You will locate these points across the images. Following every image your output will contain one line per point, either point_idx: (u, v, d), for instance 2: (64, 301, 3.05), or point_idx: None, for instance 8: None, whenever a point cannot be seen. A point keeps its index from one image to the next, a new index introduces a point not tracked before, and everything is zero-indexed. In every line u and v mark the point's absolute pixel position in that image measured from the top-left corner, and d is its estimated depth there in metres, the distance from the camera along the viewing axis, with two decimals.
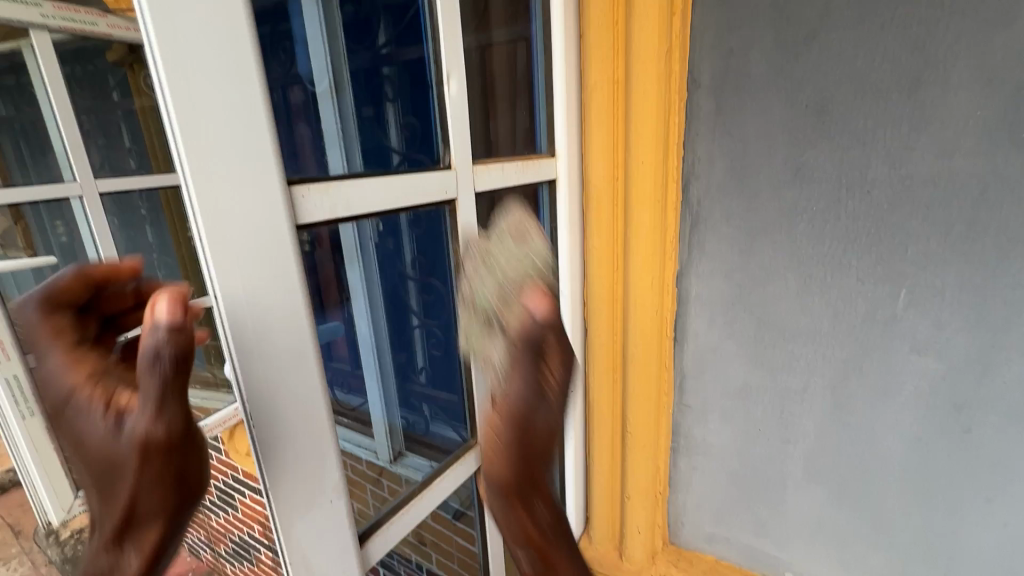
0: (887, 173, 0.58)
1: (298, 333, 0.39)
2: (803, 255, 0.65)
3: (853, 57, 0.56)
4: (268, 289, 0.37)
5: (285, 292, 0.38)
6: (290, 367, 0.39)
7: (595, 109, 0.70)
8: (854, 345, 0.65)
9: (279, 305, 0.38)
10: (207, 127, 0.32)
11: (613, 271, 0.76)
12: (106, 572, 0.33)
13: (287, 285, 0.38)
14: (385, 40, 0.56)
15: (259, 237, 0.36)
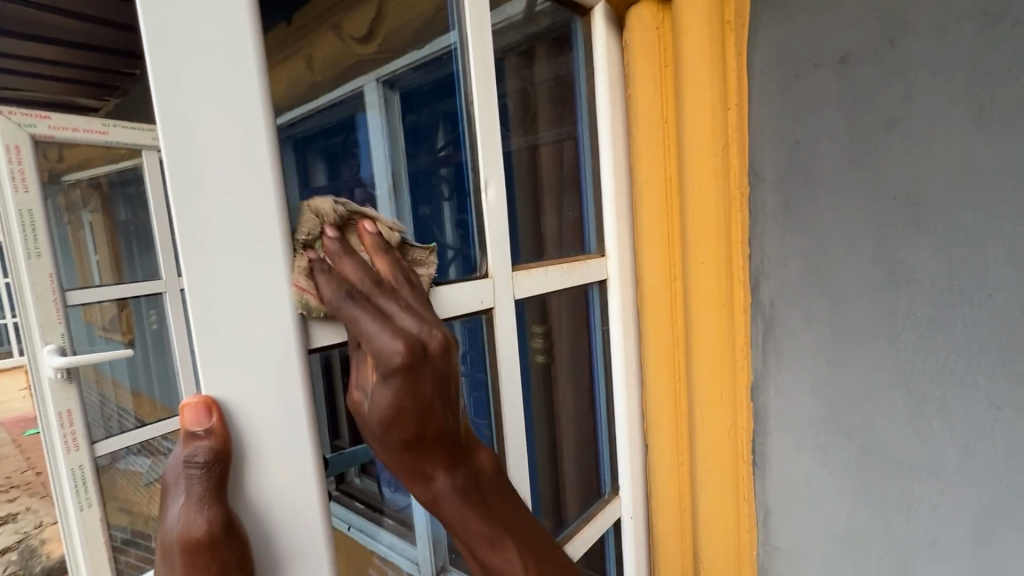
0: (1012, 275, 0.47)
1: (303, 476, 0.34)
2: (910, 371, 0.54)
3: (948, 144, 0.49)
4: (267, 423, 0.32)
5: (289, 432, 0.33)
6: (288, 511, 0.34)
7: (648, 207, 0.66)
8: (997, 490, 0.50)
9: (279, 442, 0.33)
10: (211, 251, 0.30)
11: (675, 380, 0.68)
12: None
13: (292, 422, 0.33)
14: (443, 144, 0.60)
15: (260, 366, 0.32)
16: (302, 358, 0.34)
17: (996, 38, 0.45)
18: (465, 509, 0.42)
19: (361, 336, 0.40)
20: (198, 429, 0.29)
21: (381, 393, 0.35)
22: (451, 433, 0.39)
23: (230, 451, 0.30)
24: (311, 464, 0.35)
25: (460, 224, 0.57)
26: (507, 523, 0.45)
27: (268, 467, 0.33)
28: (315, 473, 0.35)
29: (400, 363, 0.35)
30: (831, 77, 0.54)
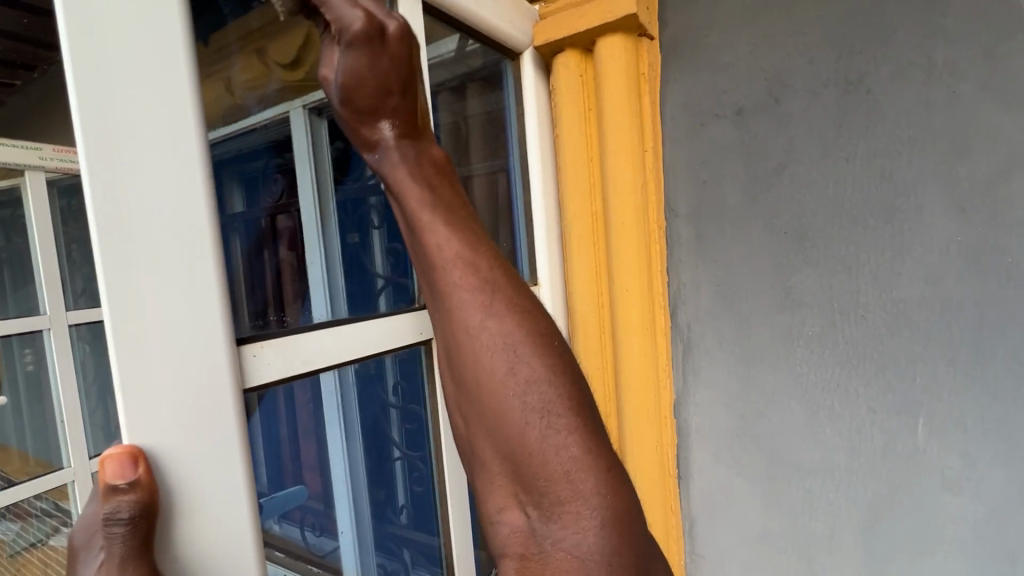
0: (878, 297, 0.56)
1: (236, 526, 0.32)
2: (805, 383, 0.61)
3: (824, 187, 0.58)
4: (199, 471, 0.30)
5: (223, 478, 0.31)
6: (220, 565, 0.31)
7: (576, 238, 0.69)
8: (878, 482, 0.58)
9: (210, 490, 0.31)
10: (138, 289, 0.28)
11: (605, 402, 0.71)
12: None
13: (226, 467, 0.31)
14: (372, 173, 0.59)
15: (193, 409, 0.30)
16: (237, 398, 0.32)
17: (854, 101, 0.55)
18: (528, 401, 0.33)
19: (298, 373, 0.41)
20: (120, 482, 0.27)
21: (343, 60, 0.37)
22: (469, 264, 0.36)
23: (157, 504, 0.28)
24: (247, 512, 0.32)
25: (390, 253, 0.60)
26: (560, 384, 0.34)
27: (196, 519, 0.30)
28: (250, 521, 0.33)
29: (361, 28, 0.36)
30: (730, 126, 0.62)
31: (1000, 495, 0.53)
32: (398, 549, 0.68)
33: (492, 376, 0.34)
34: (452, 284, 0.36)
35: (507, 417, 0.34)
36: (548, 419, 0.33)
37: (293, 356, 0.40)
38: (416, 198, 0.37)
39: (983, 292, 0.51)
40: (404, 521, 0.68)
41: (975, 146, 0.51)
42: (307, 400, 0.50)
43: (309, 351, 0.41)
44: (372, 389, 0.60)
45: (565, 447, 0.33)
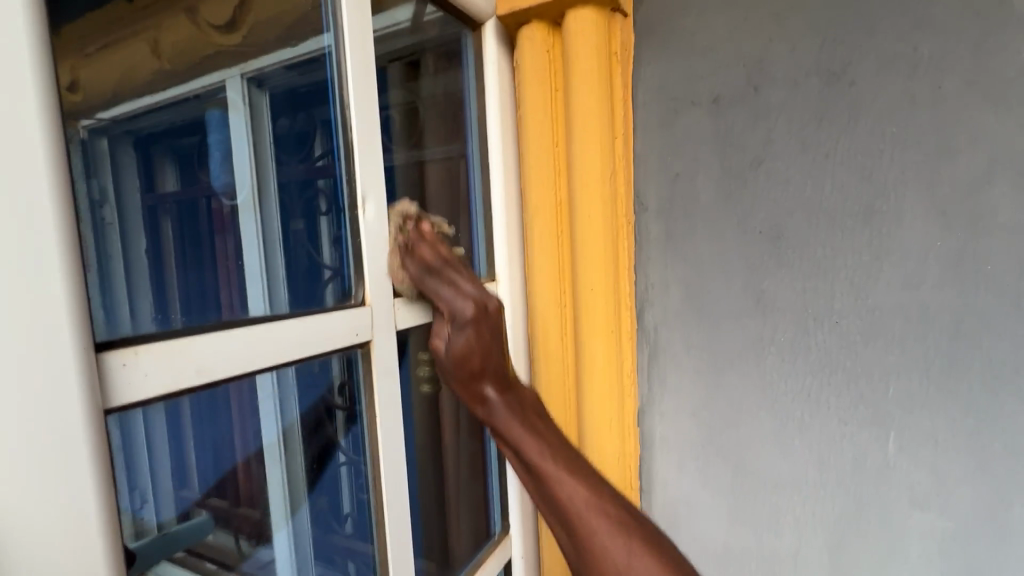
0: (854, 304, 0.53)
1: (85, 551, 0.27)
2: (774, 392, 0.58)
3: (801, 185, 0.54)
4: (23, 501, 0.24)
5: (65, 498, 0.26)
6: None
7: (541, 230, 0.63)
8: (846, 498, 0.55)
9: (42, 522, 0.25)
10: None
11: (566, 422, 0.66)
12: None
13: (71, 480, 0.26)
14: (320, 151, 0.54)
15: (21, 425, 0.24)
16: (93, 405, 0.27)
17: (836, 93, 0.52)
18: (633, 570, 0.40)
19: (190, 386, 0.32)
20: None
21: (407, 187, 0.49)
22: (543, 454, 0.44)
23: None
24: (99, 534, 0.27)
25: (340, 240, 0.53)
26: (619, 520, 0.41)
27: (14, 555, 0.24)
28: (105, 545, 0.27)
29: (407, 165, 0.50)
30: (706, 116, 0.58)
31: (967, 512, 0.51)
32: (342, 561, 0.57)
33: (557, 494, 0.42)
34: (539, 484, 0.43)
35: (547, 473, 0.43)
36: None
37: (182, 362, 0.32)
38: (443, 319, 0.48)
39: (960, 301, 0.49)
40: (348, 531, 0.57)
41: (958, 146, 0.48)
42: (214, 398, 0.43)
43: (207, 357, 0.33)
44: (315, 391, 0.50)
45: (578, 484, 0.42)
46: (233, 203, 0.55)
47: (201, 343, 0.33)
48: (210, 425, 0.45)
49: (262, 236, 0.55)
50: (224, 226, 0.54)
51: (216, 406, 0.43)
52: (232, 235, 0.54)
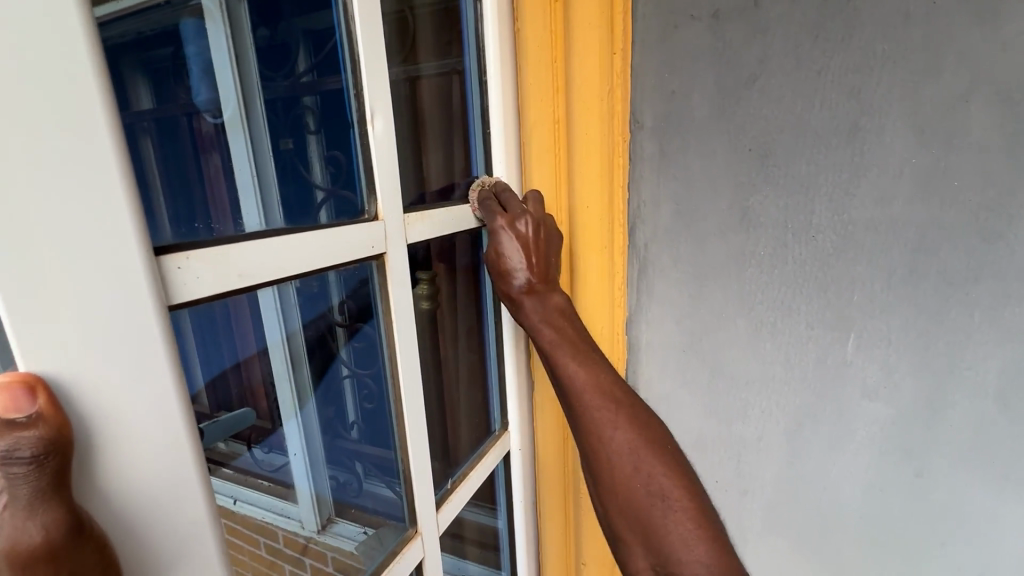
0: (831, 218, 0.57)
1: (167, 423, 0.28)
2: (752, 301, 0.63)
3: (792, 102, 0.56)
4: (110, 357, 0.26)
5: (146, 367, 0.27)
6: (145, 439, 0.27)
7: (537, 149, 0.64)
8: (807, 391, 0.63)
9: (124, 375, 0.26)
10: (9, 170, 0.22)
11: None
12: None
13: (147, 360, 0.27)
14: (305, 67, 0.51)
15: (105, 297, 0.25)
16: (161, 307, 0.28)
17: (835, 8, 0.52)
18: (620, 448, 0.56)
19: (235, 289, 0.35)
20: (17, 416, 0.22)
21: (505, 241, 0.58)
22: (594, 382, 0.57)
23: (70, 440, 0.23)
24: (179, 412, 0.29)
25: (331, 160, 0.50)
26: (609, 381, 0.57)
27: (109, 398, 0.26)
28: (183, 419, 0.29)
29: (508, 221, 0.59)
30: (705, 30, 0.58)
31: (910, 401, 0.59)
32: (351, 463, 0.63)
33: (579, 387, 0.57)
34: (585, 401, 0.57)
35: (581, 390, 0.57)
36: (626, 436, 0.56)
37: (227, 269, 0.34)
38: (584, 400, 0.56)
39: (926, 215, 0.53)
40: (355, 436, 0.62)
41: (944, 65, 0.50)
42: (223, 317, 0.40)
43: (247, 263, 0.35)
44: (315, 305, 0.52)
45: (621, 435, 0.56)
46: (218, 122, 0.44)
47: (241, 250, 0.35)
48: (222, 340, 0.42)
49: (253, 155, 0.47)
50: (207, 140, 0.43)
51: (234, 328, 0.43)
52: (216, 152, 0.44)
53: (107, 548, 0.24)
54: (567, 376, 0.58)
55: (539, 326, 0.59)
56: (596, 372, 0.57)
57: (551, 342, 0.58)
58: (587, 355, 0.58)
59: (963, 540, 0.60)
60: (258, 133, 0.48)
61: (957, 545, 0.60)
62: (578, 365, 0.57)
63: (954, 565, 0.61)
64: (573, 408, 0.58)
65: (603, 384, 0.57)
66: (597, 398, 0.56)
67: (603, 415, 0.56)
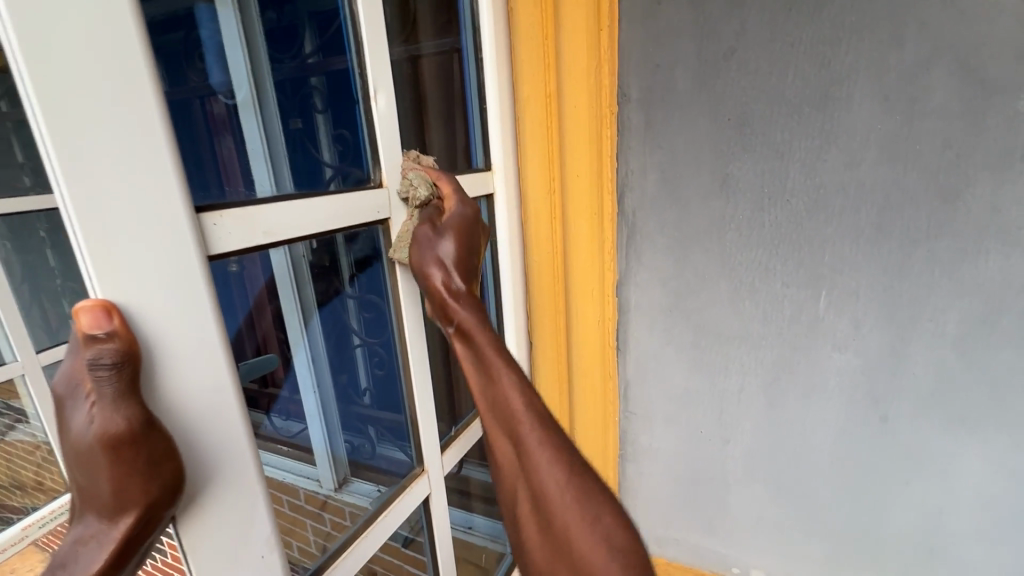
0: (804, 182, 0.61)
1: (209, 350, 0.34)
2: (732, 263, 0.68)
3: (768, 73, 0.60)
4: (165, 293, 0.31)
5: (192, 303, 0.33)
6: (194, 362, 0.33)
7: (530, 122, 0.68)
8: (783, 345, 0.68)
9: (175, 308, 0.32)
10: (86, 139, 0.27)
11: (555, 298, 0.75)
12: (92, 561, 0.28)
13: (192, 297, 0.33)
14: (312, 49, 0.53)
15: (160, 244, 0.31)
16: (201, 254, 0.34)
17: None
18: (565, 504, 0.42)
19: (260, 244, 0.40)
20: (99, 331, 0.28)
21: (453, 217, 0.55)
22: (532, 407, 0.46)
23: (138, 353, 0.29)
24: (218, 341, 0.35)
25: (337, 140, 0.54)
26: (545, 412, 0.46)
27: (165, 327, 0.32)
28: (222, 348, 0.35)
29: (470, 211, 0.56)
30: (686, 5, 0.61)
31: (877, 351, 0.63)
32: (363, 426, 0.68)
33: (513, 406, 0.46)
34: (520, 426, 0.45)
35: (513, 407, 0.46)
36: (573, 485, 0.43)
37: (252, 228, 0.39)
38: (527, 428, 0.45)
39: (890, 177, 0.57)
40: (367, 402, 0.68)
41: (907, 35, 0.53)
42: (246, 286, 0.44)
43: (268, 223, 0.41)
44: (327, 277, 0.57)
45: (565, 484, 0.43)
46: (229, 103, 0.44)
47: (265, 210, 0.41)
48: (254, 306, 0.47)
49: (263, 135, 0.47)
50: (219, 120, 0.42)
51: (250, 298, 0.45)
52: (228, 135, 0.43)
53: (170, 442, 0.30)
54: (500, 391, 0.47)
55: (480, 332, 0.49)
56: (536, 392, 0.48)
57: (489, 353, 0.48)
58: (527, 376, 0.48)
59: (924, 479, 0.65)
60: (269, 112, 0.48)
61: (919, 484, 0.66)
62: (524, 383, 0.47)
63: (917, 502, 0.67)
64: (504, 437, 0.47)
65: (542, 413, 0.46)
66: (534, 428, 0.45)
67: (534, 446, 0.45)
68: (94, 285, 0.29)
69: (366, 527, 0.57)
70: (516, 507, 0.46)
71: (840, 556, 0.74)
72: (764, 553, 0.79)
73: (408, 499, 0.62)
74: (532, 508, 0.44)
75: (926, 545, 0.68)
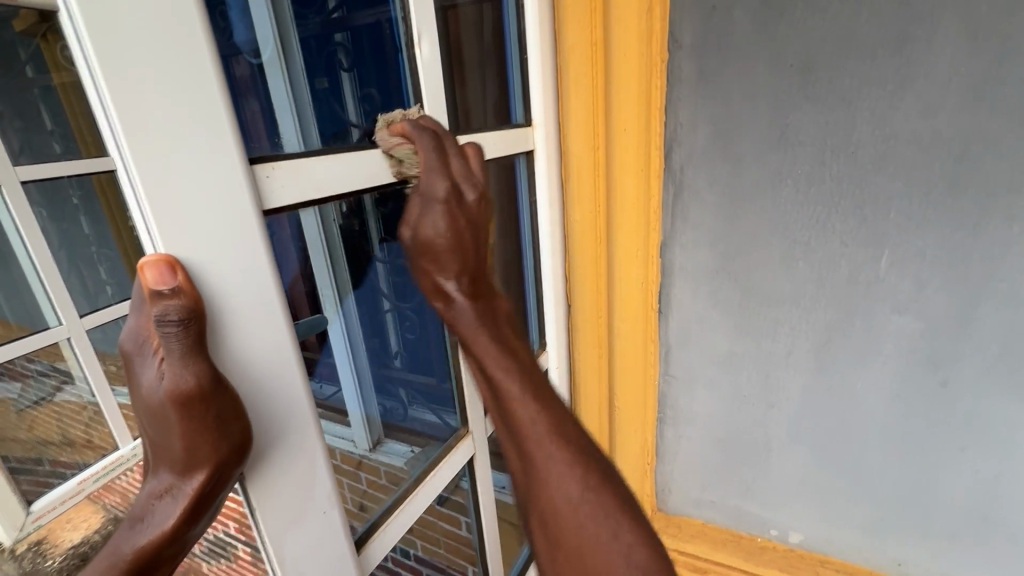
0: (872, 133, 0.57)
1: (269, 308, 0.33)
2: (787, 221, 0.64)
3: (839, 12, 0.55)
4: (225, 250, 0.30)
5: (250, 261, 0.32)
6: (254, 321, 0.32)
7: (574, 73, 0.65)
8: (837, 308, 0.65)
9: (235, 265, 0.31)
10: (139, 86, 0.26)
11: (596, 258, 0.73)
12: (172, 515, 0.28)
13: (250, 254, 0.32)
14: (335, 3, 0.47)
15: (216, 198, 0.30)
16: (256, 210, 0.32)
17: None
18: (568, 495, 0.38)
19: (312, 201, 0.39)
20: (164, 288, 0.27)
21: (425, 219, 0.44)
22: (534, 401, 0.42)
23: (204, 310, 0.28)
24: (276, 299, 0.34)
25: (364, 101, 0.48)
26: (556, 411, 0.42)
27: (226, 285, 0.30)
28: (280, 306, 0.34)
29: (441, 198, 0.43)
30: None
31: (940, 314, 0.60)
32: (396, 388, 0.63)
33: (514, 401, 0.42)
34: (522, 424, 0.41)
35: (516, 403, 0.42)
36: (584, 492, 0.38)
37: (306, 184, 0.38)
38: (532, 426, 0.40)
39: (971, 125, 0.53)
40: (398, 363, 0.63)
41: None
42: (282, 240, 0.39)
43: (319, 177, 0.39)
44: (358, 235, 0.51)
45: (574, 486, 0.38)
46: (256, 63, 0.38)
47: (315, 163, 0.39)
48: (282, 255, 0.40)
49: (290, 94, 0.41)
50: (245, 82, 0.36)
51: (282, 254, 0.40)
52: (255, 98, 0.37)
53: (238, 400, 0.30)
54: (496, 378, 0.43)
55: (471, 323, 0.45)
56: (541, 386, 0.43)
57: (483, 342, 0.45)
58: (522, 363, 0.45)
59: (982, 445, 0.63)
60: (295, 72, 0.43)
61: (976, 450, 0.64)
62: (552, 442, 0.40)
63: (973, 468, 0.65)
64: (508, 427, 0.42)
65: (549, 410, 0.41)
66: (537, 425, 0.40)
67: (541, 444, 0.40)
68: (156, 241, 0.27)
69: (415, 487, 0.57)
70: (529, 526, 0.41)
71: (885, 520, 0.73)
72: (805, 516, 0.78)
73: (453, 459, 0.62)
74: (540, 512, 0.39)
75: (979, 510, 0.67)
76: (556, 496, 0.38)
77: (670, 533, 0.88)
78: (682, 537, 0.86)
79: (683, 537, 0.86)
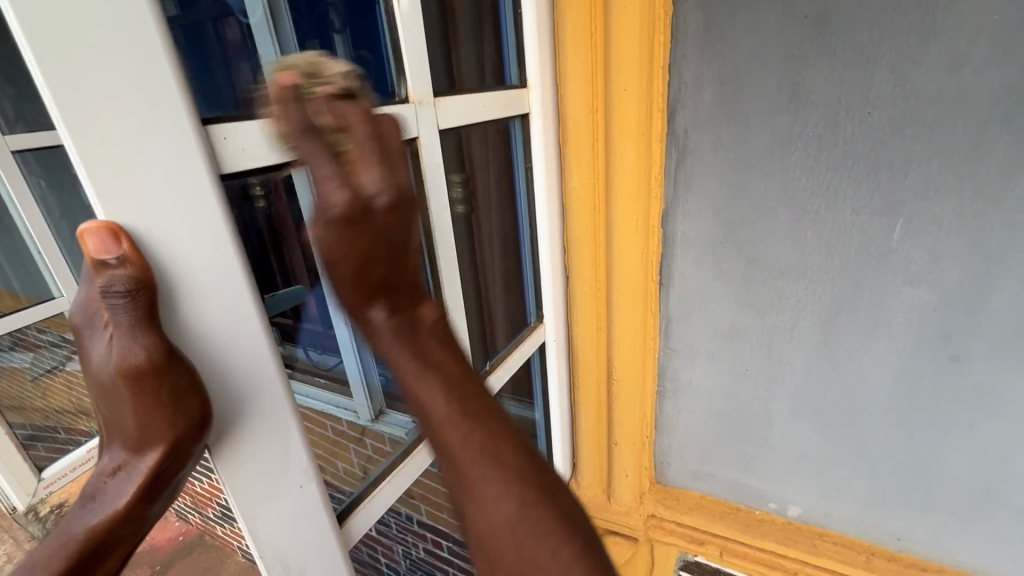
0: (892, 91, 0.53)
1: (232, 278, 0.31)
2: (796, 188, 0.61)
3: None
4: (178, 217, 0.28)
5: (207, 229, 0.30)
6: (216, 292, 0.31)
7: (572, 29, 0.60)
8: (846, 280, 0.62)
9: (190, 233, 0.29)
10: (62, 34, 0.23)
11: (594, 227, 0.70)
12: (129, 492, 0.27)
13: (208, 221, 0.30)
14: None
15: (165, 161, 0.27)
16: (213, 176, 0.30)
17: None
18: (499, 506, 0.34)
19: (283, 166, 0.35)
20: (108, 257, 0.25)
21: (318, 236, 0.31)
22: (463, 423, 0.35)
23: (155, 282, 0.27)
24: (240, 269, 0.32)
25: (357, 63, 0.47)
26: (490, 424, 0.35)
27: (180, 254, 0.28)
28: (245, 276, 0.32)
29: (340, 213, 0.30)
30: None
31: (955, 286, 0.57)
32: None
33: (439, 418, 0.35)
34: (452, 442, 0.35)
35: (441, 426, 0.35)
36: (516, 508, 0.34)
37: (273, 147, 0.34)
38: (456, 442, 0.34)
39: (1000, 82, 0.49)
40: None
41: None
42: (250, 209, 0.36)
43: None
44: None
45: (510, 501, 0.34)
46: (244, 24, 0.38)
47: None
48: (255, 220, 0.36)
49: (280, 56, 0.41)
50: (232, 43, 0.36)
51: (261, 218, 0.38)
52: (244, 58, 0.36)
53: (196, 374, 0.28)
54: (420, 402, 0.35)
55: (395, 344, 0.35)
56: (467, 398, 0.36)
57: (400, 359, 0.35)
58: (447, 370, 0.36)
59: (991, 422, 0.61)
60: (284, 35, 0.42)
61: (985, 427, 0.62)
62: (485, 457, 0.34)
63: (981, 445, 0.63)
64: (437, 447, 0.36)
65: (480, 421, 0.35)
66: (469, 445, 0.34)
67: (471, 468, 0.34)
68: (99, 208, 0.25)
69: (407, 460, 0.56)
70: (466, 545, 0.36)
71: (887, 495, 0.71)
72: (805, 490, 0.77)
73: None
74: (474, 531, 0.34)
75: (983, 487, 0.65)
76: (489, 510, 0.34)
77: (668, 505, 0.88)
78: (679, 508, 0.86)
79: (681, 509, 0.86)
